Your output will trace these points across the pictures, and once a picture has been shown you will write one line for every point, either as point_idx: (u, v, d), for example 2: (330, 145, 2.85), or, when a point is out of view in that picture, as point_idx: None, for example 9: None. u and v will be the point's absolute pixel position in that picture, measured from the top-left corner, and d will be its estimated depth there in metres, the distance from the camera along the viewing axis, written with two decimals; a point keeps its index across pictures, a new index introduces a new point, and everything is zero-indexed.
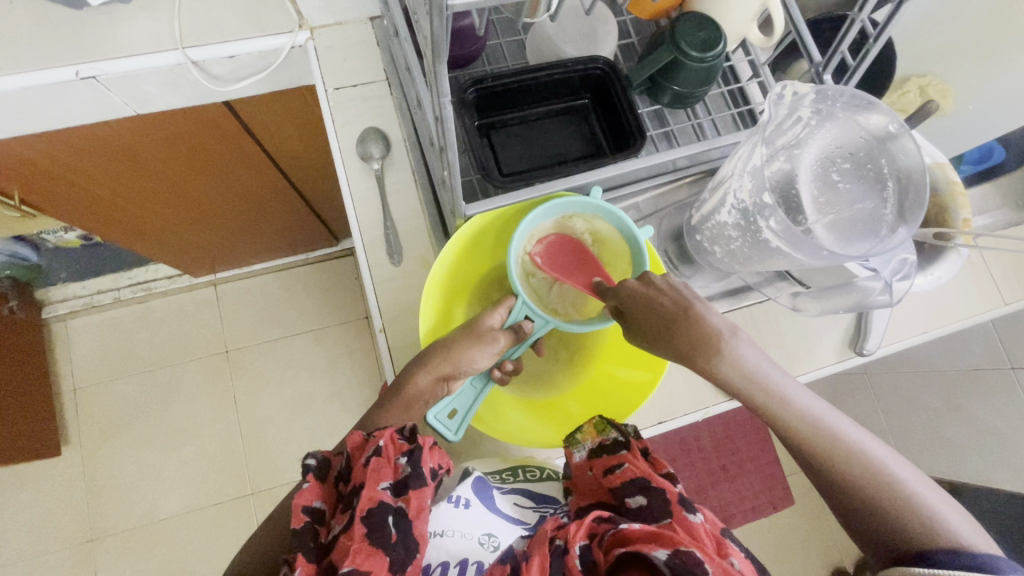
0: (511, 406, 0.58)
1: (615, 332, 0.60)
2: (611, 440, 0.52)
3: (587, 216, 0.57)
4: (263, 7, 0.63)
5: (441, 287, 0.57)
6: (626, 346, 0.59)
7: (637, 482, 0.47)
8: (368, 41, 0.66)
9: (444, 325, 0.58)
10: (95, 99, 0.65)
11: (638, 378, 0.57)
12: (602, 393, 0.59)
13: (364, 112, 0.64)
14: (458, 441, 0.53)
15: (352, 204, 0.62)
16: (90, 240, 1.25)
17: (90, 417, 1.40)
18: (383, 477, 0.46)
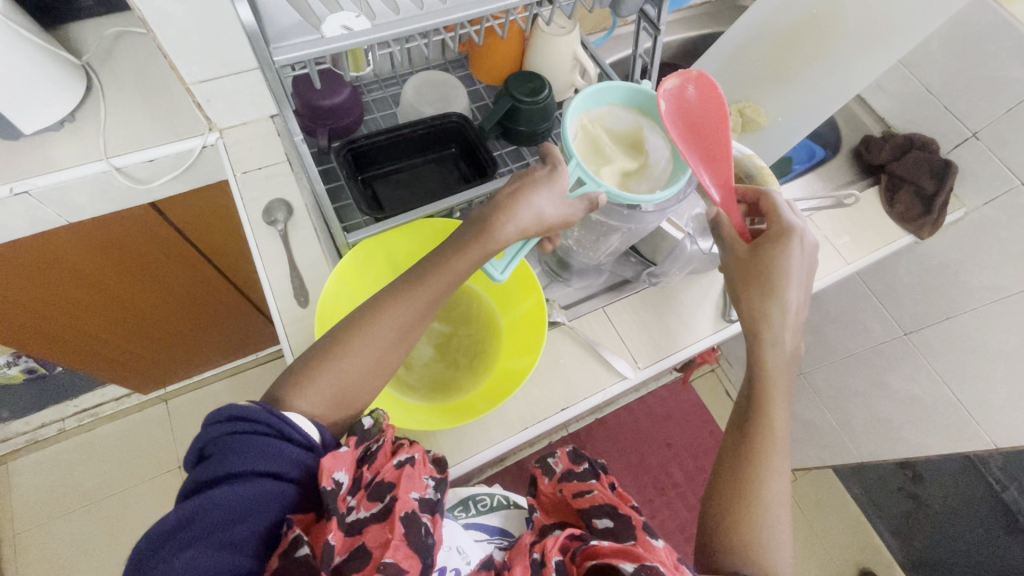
0: (412, 403, 0.61)
1: (510, 332, 0.66)
2: (580, 467, 0.61)
3: (635, 110, 0.60)
4: (178, 120, 0.76)
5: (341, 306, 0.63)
6: (519, 341, 0.64)
7: (604, 508, 0.56)
8: (271, 134, 0.79)
9: None
10: (29, 212, 0.74)
11: (526, 361, 0.62)
12: (502, 385, 0.62)
13: (272, 188, 0.75)
14: (501, 281, 0.56)
15: (262, 261, 0.70)
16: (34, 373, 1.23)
17: (30, 563, 1.31)
18: (415, 487, 0.46)
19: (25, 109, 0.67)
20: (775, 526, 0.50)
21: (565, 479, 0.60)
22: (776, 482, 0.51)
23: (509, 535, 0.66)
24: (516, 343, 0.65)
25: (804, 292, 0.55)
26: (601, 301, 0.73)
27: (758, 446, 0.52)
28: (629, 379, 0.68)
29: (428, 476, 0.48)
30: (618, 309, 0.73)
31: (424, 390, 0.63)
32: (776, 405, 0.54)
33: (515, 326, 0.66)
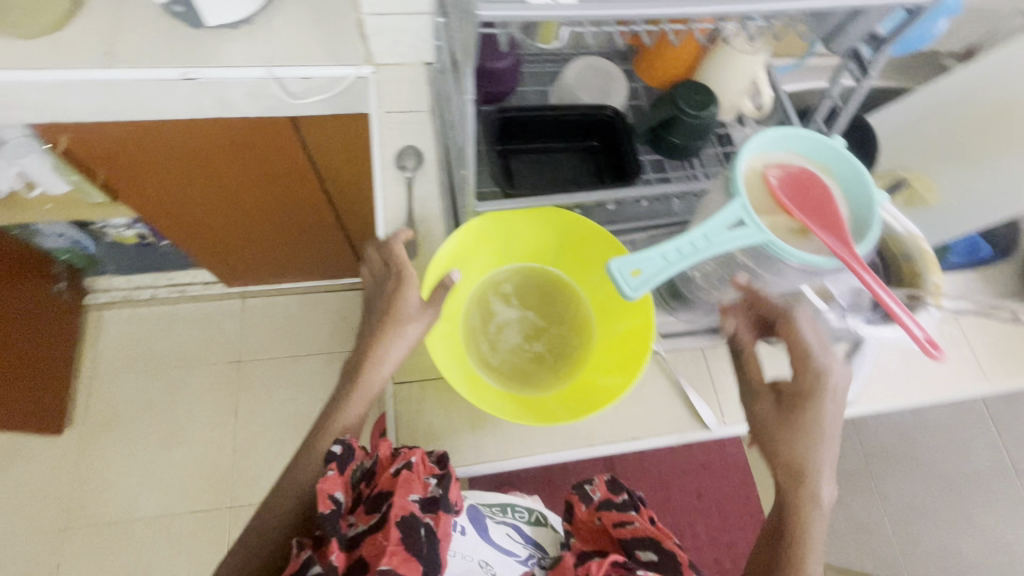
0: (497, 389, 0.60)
1: (601, 345, 0.64)
2: (619, 497, 0.60)
3: (816, 164, 0.53)
4: (341, 46, 0.78)
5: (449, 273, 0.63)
6: (609, 357, 0.62)
7: (648, 540, 0.55)
8: (420, 81, 0.79)
9: (446, 311, 0.63)
10: (190, 98, 0.79)
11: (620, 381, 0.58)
12: (582, 397, 0.60)
13: (408, 134, 0.75)
14: (630, 301, 0.43)
15: (382, 203, 0.71)
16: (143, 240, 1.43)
17: (98, 404, 1.46)
18: (411, 491, 0.50)
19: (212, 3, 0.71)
20: None
21: (603, 507, 0.59)
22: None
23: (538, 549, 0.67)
24: (605, 359, 0.62)
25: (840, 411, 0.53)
26: (703, 341, 0.68)
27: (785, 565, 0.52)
28: (710, 431, 0.64)
29: (428, 475, 0.53)
30: (718, 355, 0.68)
31: (502, 374, 0.62)
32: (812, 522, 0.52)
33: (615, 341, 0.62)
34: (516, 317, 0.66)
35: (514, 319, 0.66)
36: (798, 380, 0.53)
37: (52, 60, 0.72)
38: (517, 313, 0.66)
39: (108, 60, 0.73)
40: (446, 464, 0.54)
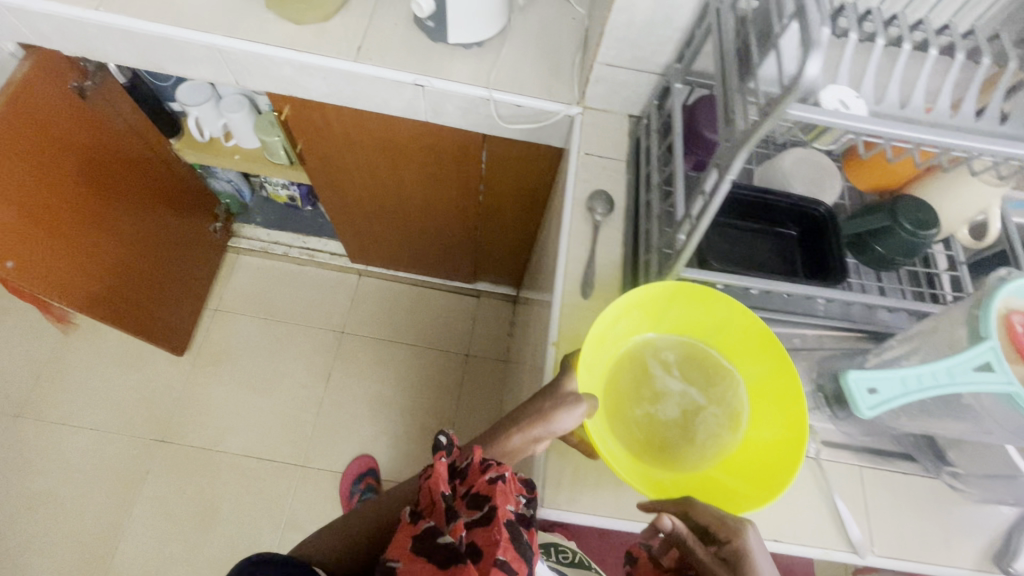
0: (631, 459, 0.59)
1: (747, 442, 0.62)
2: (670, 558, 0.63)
3: None
4: (557, 84, 0.83)
5: (618, 324, 0.63)
6: (757, 457, 0.60)
7: None
8: (622, 130, 0.82)
9: (600, 364, 0.63)
10: (411, 101, 0.86)
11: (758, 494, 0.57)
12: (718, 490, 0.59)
13: (602, 178, 0.78)
14: (862, 419, 0.46)
15: (567, 239, 0.74)
16: (292, 202, 1.62)
17: (215, 337, 1.59)
18: (506, 501, 0.51)
19: (459, 22, 0.78)
20: None
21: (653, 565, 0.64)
22: None
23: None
24: (751, 457, 0.60)
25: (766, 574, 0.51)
26: (861, 459, 0.65)
27: None
28: (858, 557, 0.60)
29: (520, 494, 0.55)
30: (876, 478, 0.64)
31: (642, 441, 0.62)
32: None
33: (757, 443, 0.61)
34: (664, 392, 0.65)
35: (669, 386, 0.65)
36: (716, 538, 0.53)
37: (313, 44, 0.81)
38: (667, 387, 0.65)
39: (358, 54, 0.82)
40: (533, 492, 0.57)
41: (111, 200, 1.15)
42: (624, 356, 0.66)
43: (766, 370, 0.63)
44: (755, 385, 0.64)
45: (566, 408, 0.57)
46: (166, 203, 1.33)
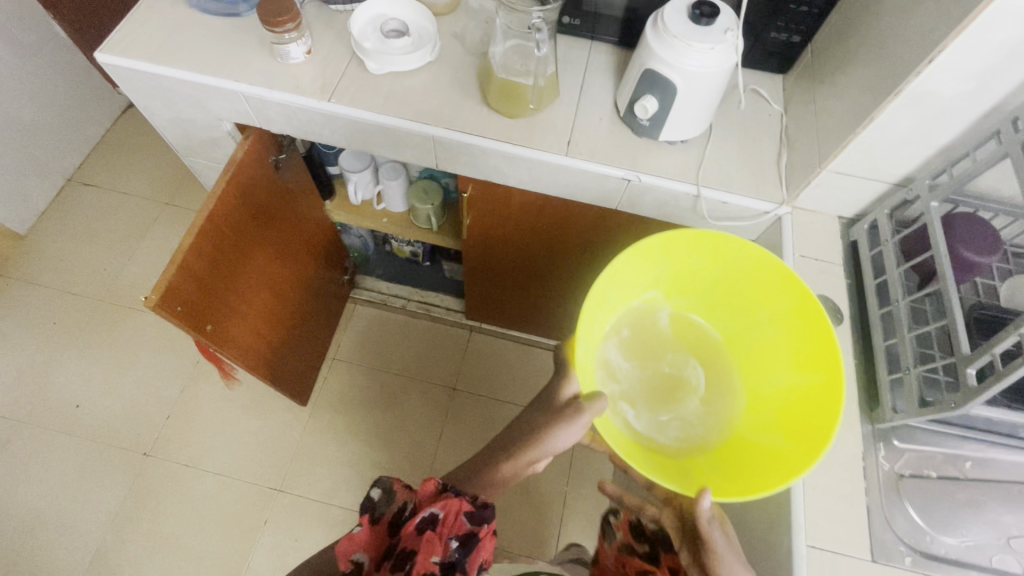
0: (634, 440, 0.71)
1: (753, 411, 0.74)
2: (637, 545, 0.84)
3: None
4: (765, 182, 0.83)
5: (601, 333, 0.78)
6: (769, 422, 0.71)
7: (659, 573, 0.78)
8: (833, 232, 0.81)
9: (595, 324, 0.75)
10: (612, 192, 0.87)
11: (796, 457, 0.63)
12: (739, 463, 0.69)
13: (820, 283, 0.77)
14: None
15: None
16: (412, 256, 1.66)
17: (332, 387, 1.61)
18: (432, 552, 0.63)
19: (677, 122, 0.80)
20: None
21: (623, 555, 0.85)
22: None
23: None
24: (760, 423, 0.72)
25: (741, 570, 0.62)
26: None
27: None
28: None
29: (452, 534, 0.66)
30: None
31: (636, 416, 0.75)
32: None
33: (796, 401, 0.69)
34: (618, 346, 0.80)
35: (622, 343, 0.80)
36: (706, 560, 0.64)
37: (527, 137, 0.84)
38: (613, 331, 0.79)
39: (569, 147, 0.84)
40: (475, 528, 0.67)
41: (282, 259, 1.20)
42: (636, 352, 0.81)
43: (790, 332, 0.71)
44: (775, 338, 0.74)
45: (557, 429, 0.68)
46: (316, 258, 1.38)
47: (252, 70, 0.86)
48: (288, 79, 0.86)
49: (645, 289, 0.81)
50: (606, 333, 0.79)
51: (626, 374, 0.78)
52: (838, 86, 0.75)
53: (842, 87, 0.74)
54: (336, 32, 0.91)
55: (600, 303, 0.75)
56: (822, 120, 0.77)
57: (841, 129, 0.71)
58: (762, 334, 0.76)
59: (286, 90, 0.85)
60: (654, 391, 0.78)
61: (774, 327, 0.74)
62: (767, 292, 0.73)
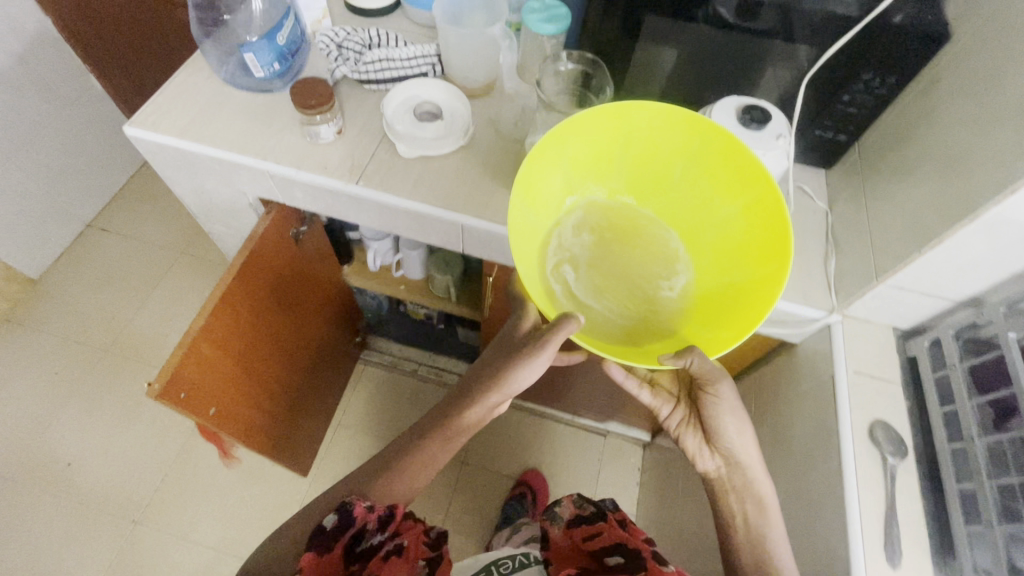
0: (613, 343, 0.66)
1: (735, 237, 0.68)
2: (586, 511, 0.96)
3: None
4: (812, 286, 0.79)
5: (545, 228, 0.72)
6: (738, 255, 0.68)
7: (616, 543, 0.88)
8: (888, 344, 0.75)
9: (530, 240, 0.69)
10: None
11: (765, 280, 0.62)
12: (717, 307, 0.68)
13: (877, 403, 0.71)
14: None
15: (856, 482, 0.65)
16: (428, 317, 1.52)
17: (337, 454, 1.54)
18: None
19: None
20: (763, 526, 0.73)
21: (573, 527, 0.95)
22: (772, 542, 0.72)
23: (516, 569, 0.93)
24: (728, 250, 0.69)
25: (743, 426, 0.75)
26: None
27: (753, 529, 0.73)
28: None
29: (419, 556, 0.71)
30: None
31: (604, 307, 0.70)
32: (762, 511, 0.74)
33: (745, 224, 0.66)
34: (568, 234, 0.74)
35: (579, 238, 0.74)
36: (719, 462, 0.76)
37: None
38: (565, 231, 0.74)
39: None
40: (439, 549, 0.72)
41: (302, 315, 1.16)
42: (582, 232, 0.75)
43: (699, 165, 0.69)
44: (692, 183, 0.70)
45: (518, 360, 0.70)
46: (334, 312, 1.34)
47: (281, 149, 0.84)
48: (316, 158, 0.84)
49: (572, 186, 0.74)
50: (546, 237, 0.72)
51: (580, 253, 0.73)
52: (893, 194, 0.71)
53: (899, 196, 0.70)
54: (369, 111, 0.89)
55: (527, 227, 0.68)
56: (875, 227, 0.73)
57: (901, 242, 0.67)
58: (688, 181, 0.71)
59: (314, 170, 0.83)
60: (632, 225, 0.75)
61: (684, 168, 0.70)
62: (682, 144, 0.68)
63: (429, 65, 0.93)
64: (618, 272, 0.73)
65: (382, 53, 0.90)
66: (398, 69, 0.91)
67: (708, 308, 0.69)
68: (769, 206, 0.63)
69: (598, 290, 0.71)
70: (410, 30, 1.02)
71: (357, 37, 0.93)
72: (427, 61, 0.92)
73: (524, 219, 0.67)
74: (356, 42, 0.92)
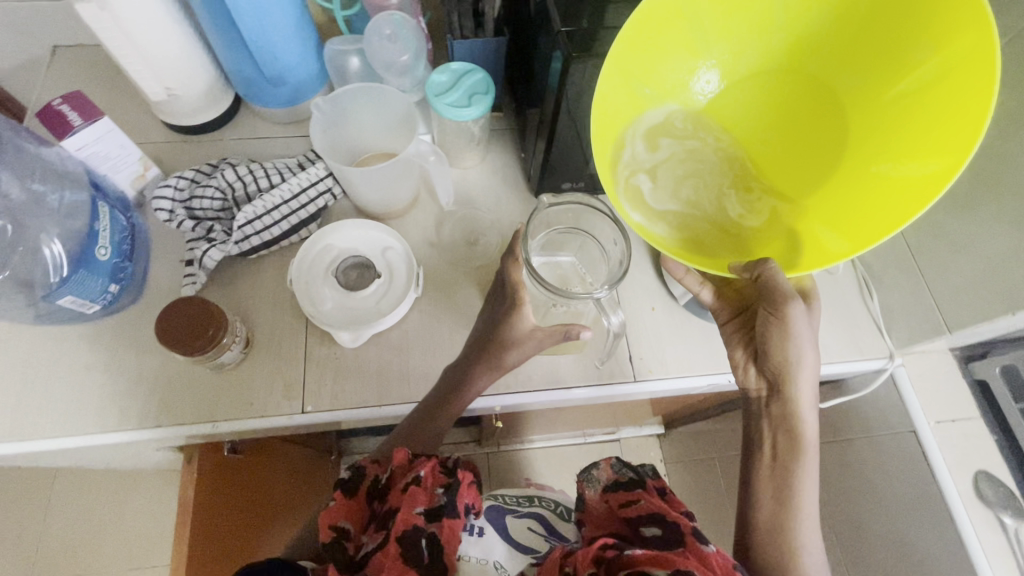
0: (692, 229, 0.50)
1: (922, 105, 0.44)
2: (626, 476, 0.52)
3: None
4: (860, 333, 0.70)
5: (644, 102, 0.51)
6: (927, 132, 0.43)
7: (650, 516, 0.47)
8: (954, 373, 0.69)
9: (612, 112, 0.49)
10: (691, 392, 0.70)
11: (927, 177, 0.42)
12: (864, 207, 0.46)
13: (969, 453, 0.65)
14: None
15: (984, 557, 0.61)
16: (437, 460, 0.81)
17: None
18: (417, 502, 0.48)
19: None
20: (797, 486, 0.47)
21: (611, 489, 0.52)
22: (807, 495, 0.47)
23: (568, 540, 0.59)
24: (908, 135, 0.44)
25: (815, 356, 0.49)
26: None
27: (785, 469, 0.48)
28: None
29: (436, 485, 0.49)
30: None
31: (698, 211, 0.51)
32: (805, 476, 0.48)
33: (933, 86, 0.43)
34: (669, 126, 0.52)
35: (683, 121, 0.53)
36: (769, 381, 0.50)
37: (582, 373, 0.63)
38: (668, 114, 0.52)
39: (634, 369, 0.64)
40: (458, 472, 0.50)
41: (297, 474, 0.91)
42: (699, 107, 0.53)
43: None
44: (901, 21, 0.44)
45: (512, 338, 0.53)
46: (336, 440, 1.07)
47: (177, 397, 0.59)
48: (234, 394, 0.60)
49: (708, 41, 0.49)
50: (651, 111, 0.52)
51: (692, 139, 0.53)
52: (942, 230, 0.62)
53: (955, 236, 0.61)
54: (272, 290, 0.65)
55: (621, 107, 0.49)
56: (925, 266, 0.64)
57: (976, 297, 0.58)
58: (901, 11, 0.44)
59: (239, 413, 0.59)
60: (770, 99, 0.52)
61: None
62: None
63: (326, 192, 0.67)
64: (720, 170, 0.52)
65: (255, 205, 0.64)
66: (288, 219, 0.65)
67: (829, 217, 0.48)
68: (974, 63, 0.40)
69: (697, 181, 0.52)
70: (271, 135, 0.73)
71: (211, 189, 0.65)
72: (324, 190, 0.67)
73: (621, 93, 0.48)
74: (212, 196, 0.65)
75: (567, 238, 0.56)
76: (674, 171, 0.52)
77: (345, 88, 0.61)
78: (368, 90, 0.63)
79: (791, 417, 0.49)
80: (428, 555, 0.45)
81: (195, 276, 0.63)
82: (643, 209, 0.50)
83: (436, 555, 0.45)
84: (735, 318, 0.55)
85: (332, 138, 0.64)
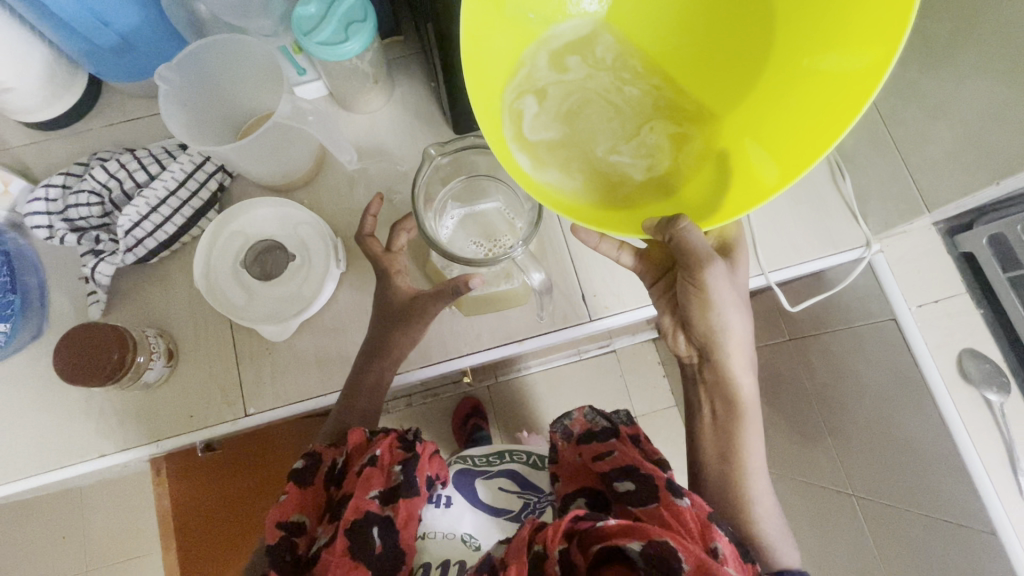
0: (603, 173, 0.42)
1: None
2: (599, 427, 0.51)
3: None
4: (832, 225, 0.64)
5: (526, 25, 0.43)
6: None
7: (626, 469, 0.46)
8: (938, 249, 0.63)
9: (487, 44, 0.40)
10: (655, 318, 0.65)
11: (861, 71, 0.34)
12: (798, 112, 0.37)
13: (953, 333, 0.62)
14: None
15: (968, 437, 0.59)
16: (474, 456, 0.64)
17: None
18: (371, 485, 0.44)
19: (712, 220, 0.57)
20: (746, 450, 0.50)
21: (584, 442, 0.50)
22: (752, 454, 0.51)
23: (540, 491, 0.60)
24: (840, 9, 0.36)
25: (744, 316, 0.48)
26: None
27: (729, 434, 0.51)
28: None
29: (394, 463, 0.46)
30: None
31: (610, 148, 0.43)
32: (749, 446, 0.51)
33: None
34: (563, 50, 0.44)
35: (579, 42, 0.44)
36: (700, 349, 0.50)
37: (535, 321, 0.59)
38: (560, 37, 0.44)
39: (589, 308, 0.60)
40: (417, 446, 0.47)
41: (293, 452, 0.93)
42: (594, 21, 0.44)
43: None
44: None
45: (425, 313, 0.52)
46: None
47: (112, 425, 0.56)
48: (174, 408, 0.57)
49: None
50: (535, 39, 0.43)
51: (594, 65, 0.44)
52: (920, 91, 0.54)
53: (932, 97, 0.52)
54: (188, 291, 0.60)
55: (500, 38, 0.41)
56: (901, 139, 0.56)
57: (958, 166, 0.51)
58: None
59: (185, 426, 0.57)
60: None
61: None
62: None
63: (217, 173, 0.60)
64: (625, 95, 0.44)
65: (138, 203, 0.57)
66: (180, 213, 0.58)
67: (760, 131, 0.40)
68: None
69: (600, 113, 0.43)
70: (145, 114, 0.64)
71: (85, 192, 0.57)
72: (213, 171, 0.60)
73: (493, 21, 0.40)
74: (88, 201, 0.57)
75: (482, 185, 0.49)
76: (574, 104, 0.43)
77: (192, 48, 0.51)
78: (225, 45, 0.53)
79: (726, 383, 0.50)
80: (383, 541, 0.43)
81: (97, 294, 0.57)
82: (541, 159, 0.42)
83: (389, 541, 0.43)
84: (661, 279, 0.52)
85: (193, 107, 0.55)
